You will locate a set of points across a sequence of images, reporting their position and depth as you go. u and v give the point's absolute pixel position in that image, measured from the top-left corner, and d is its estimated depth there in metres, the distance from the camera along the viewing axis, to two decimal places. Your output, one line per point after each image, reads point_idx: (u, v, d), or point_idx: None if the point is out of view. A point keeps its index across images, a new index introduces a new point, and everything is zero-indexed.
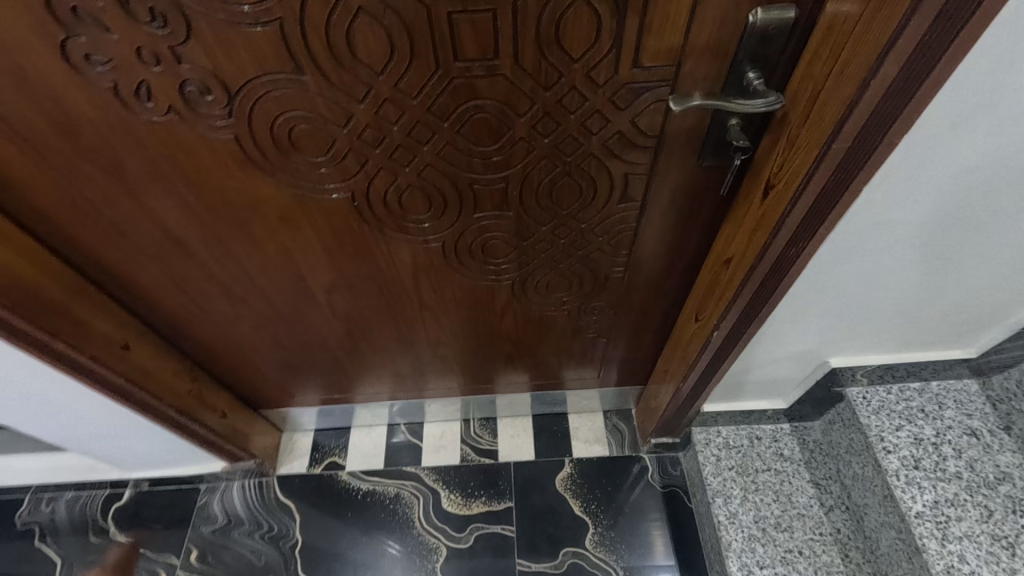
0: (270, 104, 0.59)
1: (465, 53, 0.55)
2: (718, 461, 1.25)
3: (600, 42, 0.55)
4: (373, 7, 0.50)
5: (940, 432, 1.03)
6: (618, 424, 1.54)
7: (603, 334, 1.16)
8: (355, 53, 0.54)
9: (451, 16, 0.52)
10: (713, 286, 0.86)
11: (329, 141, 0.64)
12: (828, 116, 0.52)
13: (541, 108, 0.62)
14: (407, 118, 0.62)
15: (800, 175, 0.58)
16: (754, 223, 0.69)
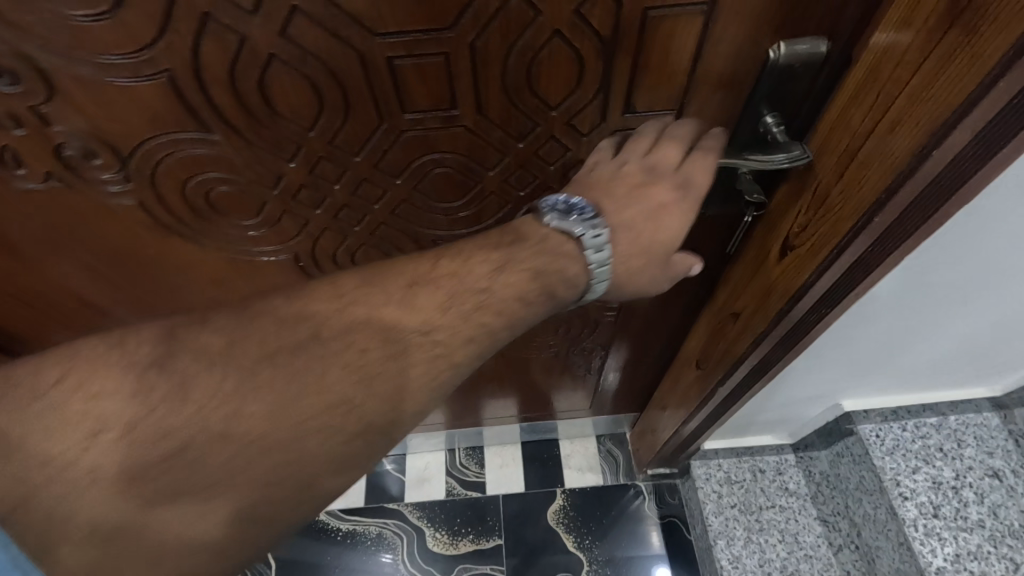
0: (176, 167, 0.47)
1: (415, 104, 0.44)
2: (720, 498, 1.18)
3: (583, 86, 0.45)
4: (288, 54, 0.39)
5: (961, 474, 0.94)
6: (612, 449, 1.46)
7: (594, 369, 1.07)
8: (274, 107, 0.43)
9: (391, 61, 0.40)
10: (717, 335, 0.76)
11: (258, 204, 0.53)
12: (868, 183, 0.42)
13: (513, 160, 0.51)
14: (350, 174, 0.51)
15: (830, 244, 0.47)
16: (767, 281, 0.60)
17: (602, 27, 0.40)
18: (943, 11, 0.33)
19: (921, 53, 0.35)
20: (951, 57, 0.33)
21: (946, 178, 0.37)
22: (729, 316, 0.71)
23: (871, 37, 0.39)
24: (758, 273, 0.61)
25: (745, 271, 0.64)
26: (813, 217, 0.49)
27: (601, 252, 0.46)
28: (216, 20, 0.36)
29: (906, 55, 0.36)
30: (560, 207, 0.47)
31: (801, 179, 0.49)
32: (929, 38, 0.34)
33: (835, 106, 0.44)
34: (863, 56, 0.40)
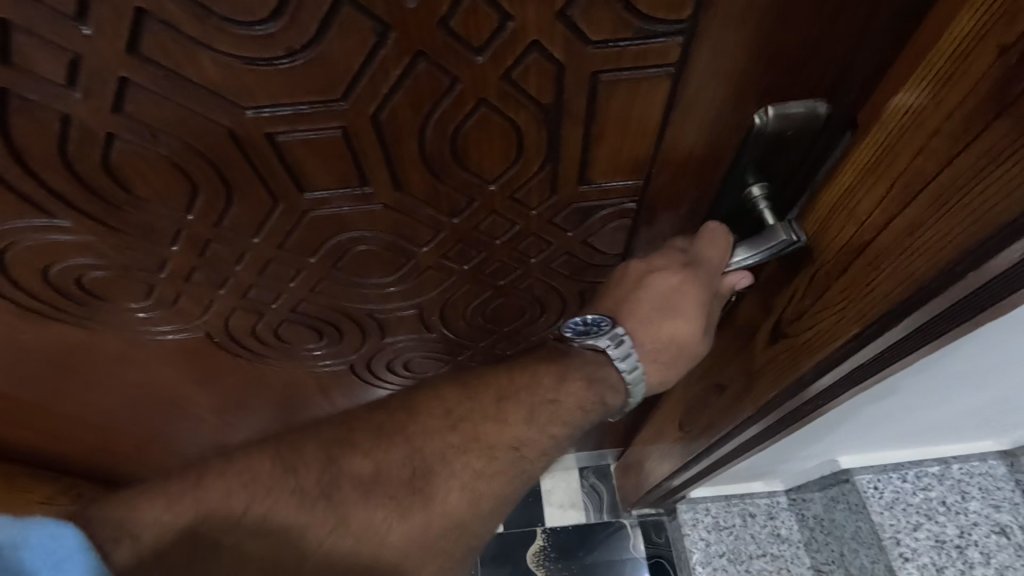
0: (29, 256, 0.39)
1: (316, 182, 0.37)
2: (708, 546, 1.14)
3: (525, 160, 0.37)
4: (135, 132, 0.32)
5: (965, 531, 0.78)
6: (596, 484, 1.38)
7: None
8: (133, 190, 0.35)
9: (274, 137, 0.33)
10: (705, 399, 0.69)
11: (144, 288, 0.45)
12: (876, 287, 0.33)
13: (450, 236, 0.44)
14: (252, 255, 0.43)
15: (825, 348, 0.39)
16: (756, 363, 0.51)
17: (542, 94, 0.32)
18: (981, 88, 0.25)
19: (951, 141, 0.27)
20: (993, 152, 0.25)
21: (964, 300, 0.29)
22: (716, 383, 0.64)
23: (886, 106, 0.31)
24: (745, 346, 0.53)
25: (732, 346, 0.57)
26: (811, 308, 0.41)
27: (631, 363, 0.43)
28: (22, 96, 0.28)
29: (930, 140, 0.28)
30: (579, 327, 0.43)
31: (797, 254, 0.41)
32: (963, 124, 0.26)
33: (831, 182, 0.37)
34: (873, 129, 0.32)
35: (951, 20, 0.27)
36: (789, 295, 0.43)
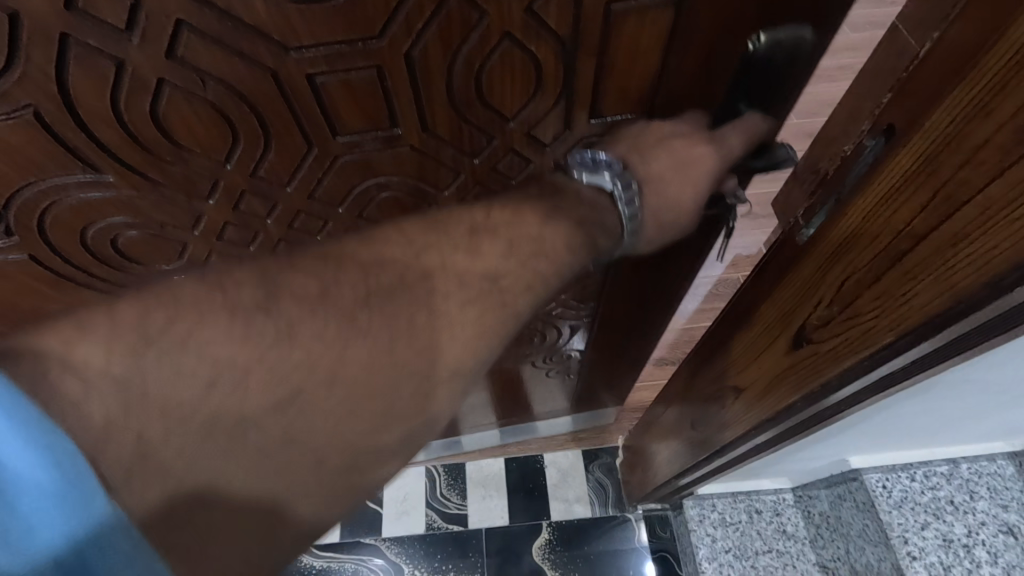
0: (66, 216, 0.41)
1: (348, 124, 0.41)
2: (714, 542, 1.14)
3: (542, 93, 0.43)
4: (183, 78, 0.34)
5: (972, 530, 0.77)
6: (602, 479, 1.38)
7: (570, 372, 1.08)
8: (177, 142, 0.38)
9: (314, 78, 0.37)
10: (723, 399, 0.69)
11: (177, 248, 0.48)
12: (915, 299, 0.34)
13: (468, 177, 0.50)
14: (282, 207, 0.47)
15: (859, 354, 0.40)
16: (777, 366, 0.52)
17: (561, 25, 0.38)
18: None
19: (1000, 156, 0.27)
20: None
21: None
22: (734, 385, 0.65)
23: (927, 116, 0.31)
24: (766, 344, 0.54)
25: (751, 347, 0.57)
26: (839, 314, 0.42)
27: (632, 206, 0.42)
28: (80, 42, 0.31)
29: (977, 153, 0.29)
30: (586, 161, 0.43)
31: (823, 251, 0.42)
32: (1012, 142, 0.27)
33: (864, 185, 0.37)
34: (911, 138, 0.32)
35: (1002, 29, 0.26)
36: (813, 303, 0.44)
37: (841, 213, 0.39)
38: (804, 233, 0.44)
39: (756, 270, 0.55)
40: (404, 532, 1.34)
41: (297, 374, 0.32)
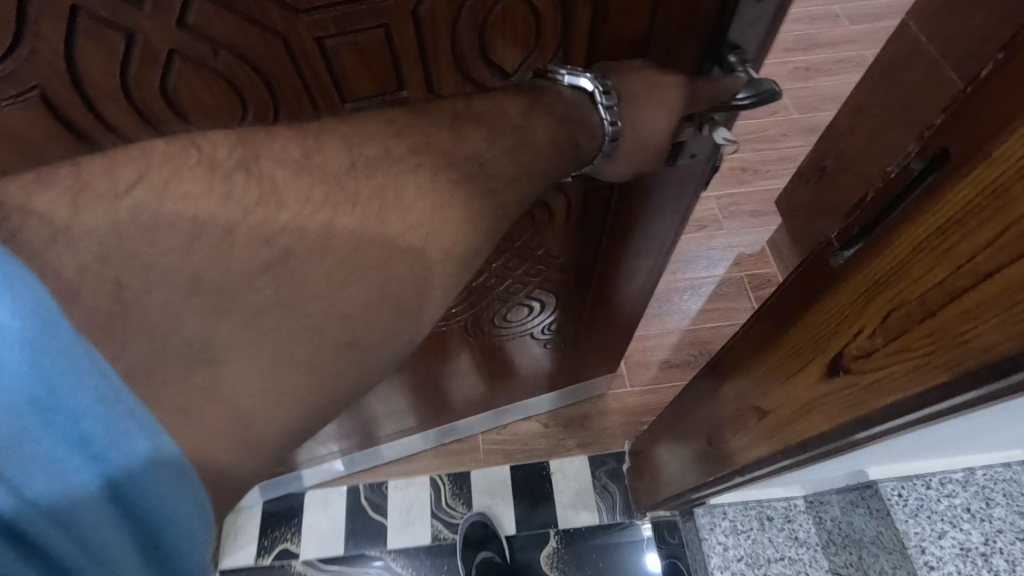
0: None
1: (356, 88, 0.48)
2: (725, 551, 1.13)
3: (540, 48, 0.49)
4: (192, 47, 0.40)
5: (990, 538, 0.75)
6: (609, 484, 1.36)
7: (570, 341, 1.12)
8: (185, 114, 0.44)
9: (322, 41, 0.43)
10: (742, 419, 0.69)
11: None
12: (975, 339, 0.34)
13: None
14: None
15: (909, 388, 0.41)
16: (811, 391, 0.53)
17: None
18: None
19: None
20: None
21: None
22: (756, 405, 0.64)
23: (989, 145, 0.32)
24: (797, 365, 0.54)
25: (779, 369, 0.58)
26: (884, 345, 0.42)
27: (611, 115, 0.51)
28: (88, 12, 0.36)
29: None
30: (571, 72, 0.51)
31: (864, 275, 0.43)
32: None
33: (908, 215, 0.38)
34: (977, 172, 0.33)
35: None
36: (857, 330, 0.45)
37: (884, 238, 0.41)
38: (840, 257, 0.46)
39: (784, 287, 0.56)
40: (410, 542, 1.32)
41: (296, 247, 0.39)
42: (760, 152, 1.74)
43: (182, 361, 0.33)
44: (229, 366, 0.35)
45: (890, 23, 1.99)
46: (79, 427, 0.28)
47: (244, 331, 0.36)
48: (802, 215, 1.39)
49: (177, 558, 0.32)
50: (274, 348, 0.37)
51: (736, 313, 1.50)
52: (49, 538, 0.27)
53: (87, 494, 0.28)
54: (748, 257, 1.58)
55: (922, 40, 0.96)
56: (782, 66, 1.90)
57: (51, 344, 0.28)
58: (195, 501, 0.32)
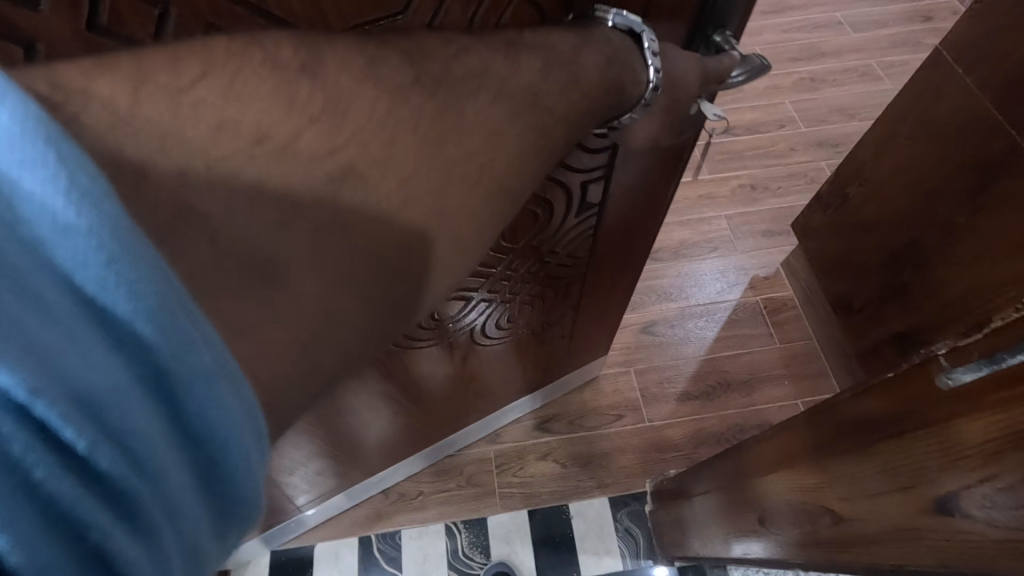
0: None
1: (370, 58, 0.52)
2: None
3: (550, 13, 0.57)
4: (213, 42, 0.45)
5: None
6: (631, 527, 1.32)
7: (569, 332, 1.18)
8: None
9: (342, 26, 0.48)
10: (806, 511, 0.68)
11: None
12: None
13: None
14: None
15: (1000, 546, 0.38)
16: (895, 516, 0.50)
17: None
18: None
19: None
20: None
21: None
22: (823, 504, 0.64)
23: None
24: (875, 481, 0.54)
25: (858, 475, 0.56)
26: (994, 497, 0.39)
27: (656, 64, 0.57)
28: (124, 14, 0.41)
29: None
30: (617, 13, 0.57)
31: (983, 404, 0.41)
32: None
33: None
34: None
35: None
36: (959, 469, 0.43)
37: (998, 369, 0.41)
38: (949, 380, 0.46)
39: (864, 391, 0.58)
40: None
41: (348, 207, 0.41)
42: (770, 168, 1.82)
43: (246, 275, 0.35)
44: (301, 281, 0.37)
45: (892, 30, 2.15)
46: (136, 329, 0.24)
47: (314, 251, 0.38)
48: (818, 237, 1.40)
49: (233, 487, 0.29)
50: (340, 270, 0.39)
51: (752, 340, 1.53)
52: (105, 462, 0.22)
53: (145, 416, 0.24)
54: (762, 279, 1.62)
55: (957, 71, 1.01)
56: (788, 76, 2.02)
57: (108, 228, 0.25)
58: (254, 419, 0.29)
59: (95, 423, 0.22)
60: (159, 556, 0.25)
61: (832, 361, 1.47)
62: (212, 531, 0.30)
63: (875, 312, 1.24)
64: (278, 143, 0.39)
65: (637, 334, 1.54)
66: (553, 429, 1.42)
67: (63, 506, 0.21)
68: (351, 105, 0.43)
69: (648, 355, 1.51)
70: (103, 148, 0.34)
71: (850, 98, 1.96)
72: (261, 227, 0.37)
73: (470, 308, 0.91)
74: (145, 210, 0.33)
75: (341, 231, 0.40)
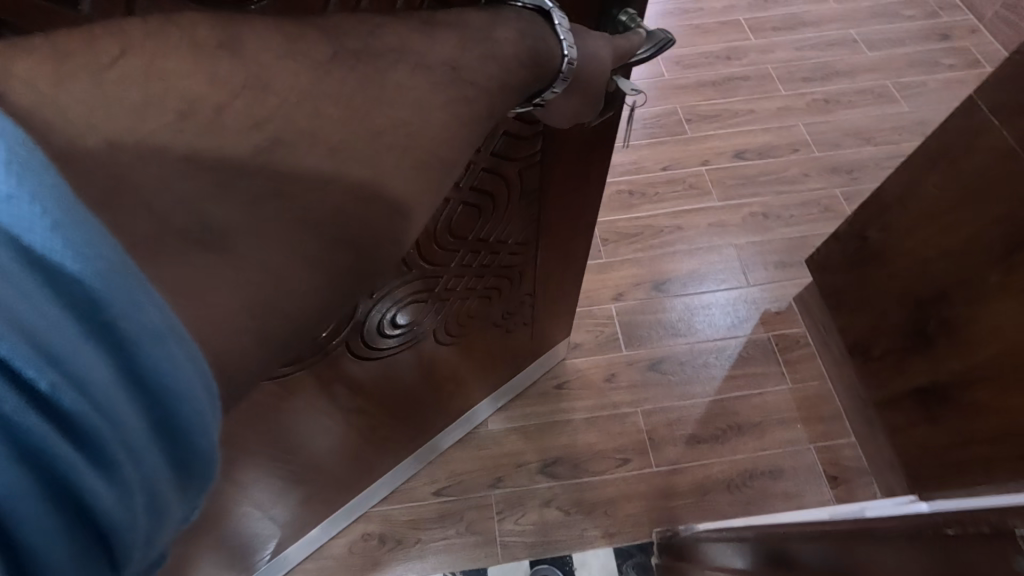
0: None
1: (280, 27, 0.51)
2: None
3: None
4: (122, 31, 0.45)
5: None
6: None
7: (529, 321, 1.23)
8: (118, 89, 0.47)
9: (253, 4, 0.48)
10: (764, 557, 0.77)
11: None
12: None
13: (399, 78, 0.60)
14: None
15: None
16: None
17: None
18: None
19: None
20: None
21: None
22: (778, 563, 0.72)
23: None
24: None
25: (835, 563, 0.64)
26: None
27: (568, 40, 0.60)
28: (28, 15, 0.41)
29: None
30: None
31: None
32: None
33: None
34: None
35: None
36: None
37: None
38: None
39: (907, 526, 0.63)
40: None
41: (284, 163, 0.44)
42: (782, 195, 1.80)
43: (185, 241, 0.37)
44: (238, 245, 0.40)
45: (908, 49, 2.13)
46: (87, 290, 0.26)
47: (248, 217, 0.41)
48: (834, 278, 1.36)
49: (191, 453, 0.30)
50: (278, 232, 0.41)
51: (765, 380, 1.49)
52: (67, 400, 0.25)
53: (99, 366, 0.26)
54: (773, 314, 1.59)
55: (993, 122, 0.94)
56: (801, 97, 2.01)
57: (50, 196, 0.27)
58: (206, 380, 0.31)
59: (63, 371, 0.25)
60: (118, 485, 0.27)
61: (846, 402, 1.42)
62: (176, 485, 0.31)
63: (895, 362, 1.20)
64: (205, 117, 0.42)
65: (644, 372, 1.50)
66: (556, 472, 1.38)
67: (27, 434, 0.24)
68: (275, 79, 0.46)
69: (657, 395, 1.47)
70: (45, 125, 0.37)
71: (864, 122, 1.94)
72: (193, 194, 0.39)
73: (430, 311, 0.92)
74: (81, 184, 0.35)
75: (275, 195, 0.43)
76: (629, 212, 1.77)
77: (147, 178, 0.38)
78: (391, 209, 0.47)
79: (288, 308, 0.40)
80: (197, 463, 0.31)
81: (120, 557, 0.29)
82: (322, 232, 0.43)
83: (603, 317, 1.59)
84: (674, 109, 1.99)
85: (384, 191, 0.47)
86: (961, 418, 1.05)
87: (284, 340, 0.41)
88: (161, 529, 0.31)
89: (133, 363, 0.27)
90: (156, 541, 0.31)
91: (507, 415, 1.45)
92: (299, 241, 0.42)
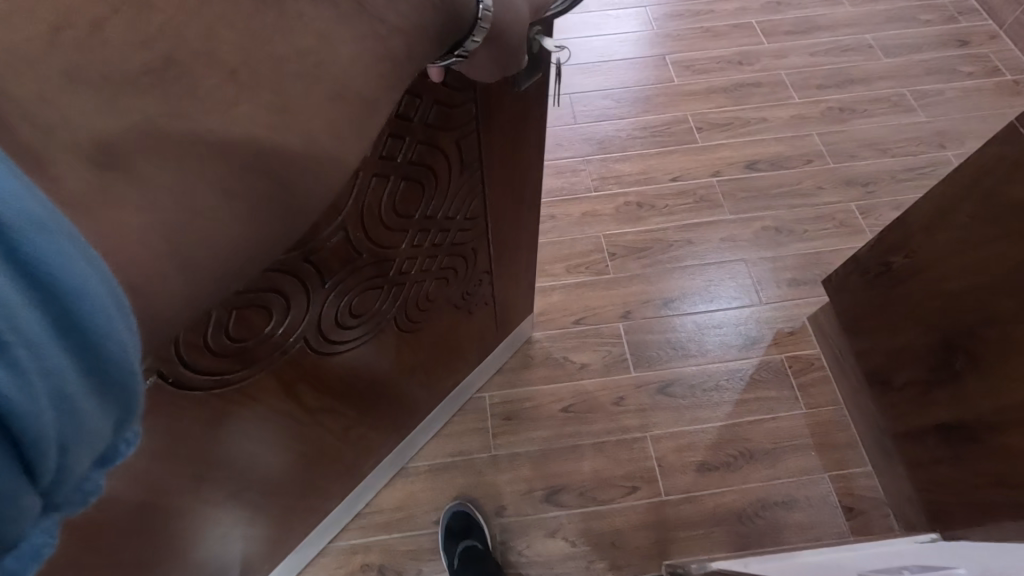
0: None
1: None
2: None
3: None
4: None
5: None
6: None
7: (489, 299, 1.20)
8: None
9: None
10: None
11: None
12: None
13: None
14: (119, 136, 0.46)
15: None
16: None
17: None
18: None
19: None
20: None
21: None
22: None
23: None
24: None
25: None
26: None
27: None
28: None
29: None
30: None
31: None
32: None
33: None
34: None
35: None
36: None
37: None
38: None
39: None
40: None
41: (180, 85, 0.37)
42: (795, 209, 1.74)
43: (79, 159, 0.32)
44: (138, 165, 0.35)
45: (925, 55, 2.06)
46: None
47: (148, 139, 0.35)
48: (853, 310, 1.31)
49: (110, 361, 0.26)
50: (188, 155, 0.37)
51: (778, 404, 1.44)
52: None
53: None
54: (787, 335, 1.54)
55: None
56: (816, 105, 1.94)
57: None
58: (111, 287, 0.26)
59: None
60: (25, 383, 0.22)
61: (863, 430, 1.37)
62: (95, 400, 0.27)
63: (920, 395, 1.15)
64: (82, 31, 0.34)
65: (654, 395, 1.45)
66: (563, 500, 1.33)
67: None
68: (186, 30, 0.38)
69: (666, 420, 1.42)
70: None
71: (881, 132, 1.88)
72: (88, 106, 0.34)
73: (385, 297, 0.88)
74: None
75: (174, 121, 0.37)
76: (637, 225, 1.71)
77: (25, 94, 0.32)
78: (310, 145, 0.43)
79: (209, 236, 0.38)
80: (117, 368, 0.27)
81: (36, 465, 0.24)
82: (244, 158, 0.39)
83: (610, 336, 1.54)
84: (684, 116, 1.92)
85: (302, 123, 0.42)
86: (989, 461, 1.00)
87: (206, 269, 0.38)
88: (77, 448, 0.27)
89: (20, 252, 0.22)
90: (71, 460, 0.27)
91: (511, 441, 1.40)
92: (214, 166, 0.38)
